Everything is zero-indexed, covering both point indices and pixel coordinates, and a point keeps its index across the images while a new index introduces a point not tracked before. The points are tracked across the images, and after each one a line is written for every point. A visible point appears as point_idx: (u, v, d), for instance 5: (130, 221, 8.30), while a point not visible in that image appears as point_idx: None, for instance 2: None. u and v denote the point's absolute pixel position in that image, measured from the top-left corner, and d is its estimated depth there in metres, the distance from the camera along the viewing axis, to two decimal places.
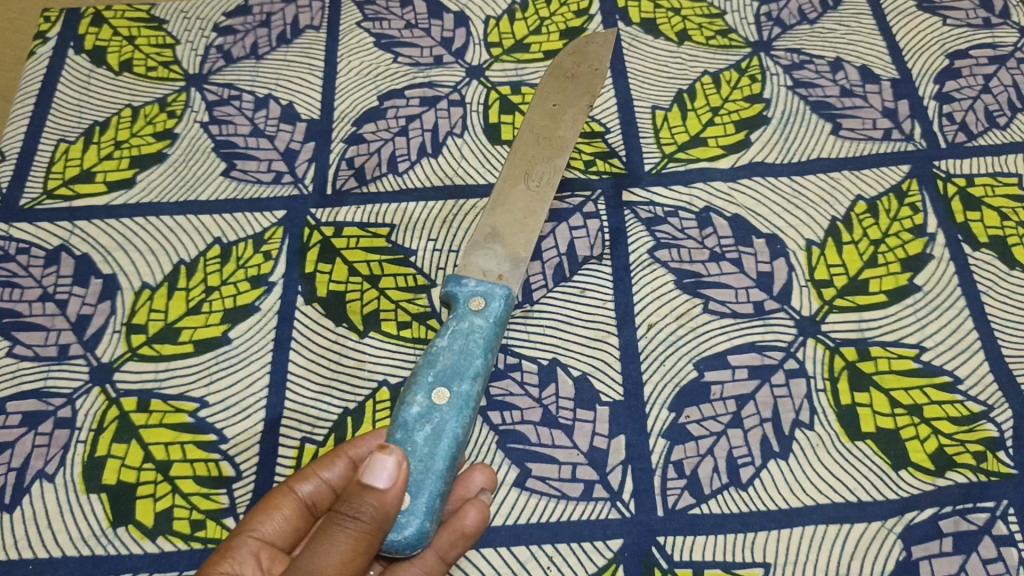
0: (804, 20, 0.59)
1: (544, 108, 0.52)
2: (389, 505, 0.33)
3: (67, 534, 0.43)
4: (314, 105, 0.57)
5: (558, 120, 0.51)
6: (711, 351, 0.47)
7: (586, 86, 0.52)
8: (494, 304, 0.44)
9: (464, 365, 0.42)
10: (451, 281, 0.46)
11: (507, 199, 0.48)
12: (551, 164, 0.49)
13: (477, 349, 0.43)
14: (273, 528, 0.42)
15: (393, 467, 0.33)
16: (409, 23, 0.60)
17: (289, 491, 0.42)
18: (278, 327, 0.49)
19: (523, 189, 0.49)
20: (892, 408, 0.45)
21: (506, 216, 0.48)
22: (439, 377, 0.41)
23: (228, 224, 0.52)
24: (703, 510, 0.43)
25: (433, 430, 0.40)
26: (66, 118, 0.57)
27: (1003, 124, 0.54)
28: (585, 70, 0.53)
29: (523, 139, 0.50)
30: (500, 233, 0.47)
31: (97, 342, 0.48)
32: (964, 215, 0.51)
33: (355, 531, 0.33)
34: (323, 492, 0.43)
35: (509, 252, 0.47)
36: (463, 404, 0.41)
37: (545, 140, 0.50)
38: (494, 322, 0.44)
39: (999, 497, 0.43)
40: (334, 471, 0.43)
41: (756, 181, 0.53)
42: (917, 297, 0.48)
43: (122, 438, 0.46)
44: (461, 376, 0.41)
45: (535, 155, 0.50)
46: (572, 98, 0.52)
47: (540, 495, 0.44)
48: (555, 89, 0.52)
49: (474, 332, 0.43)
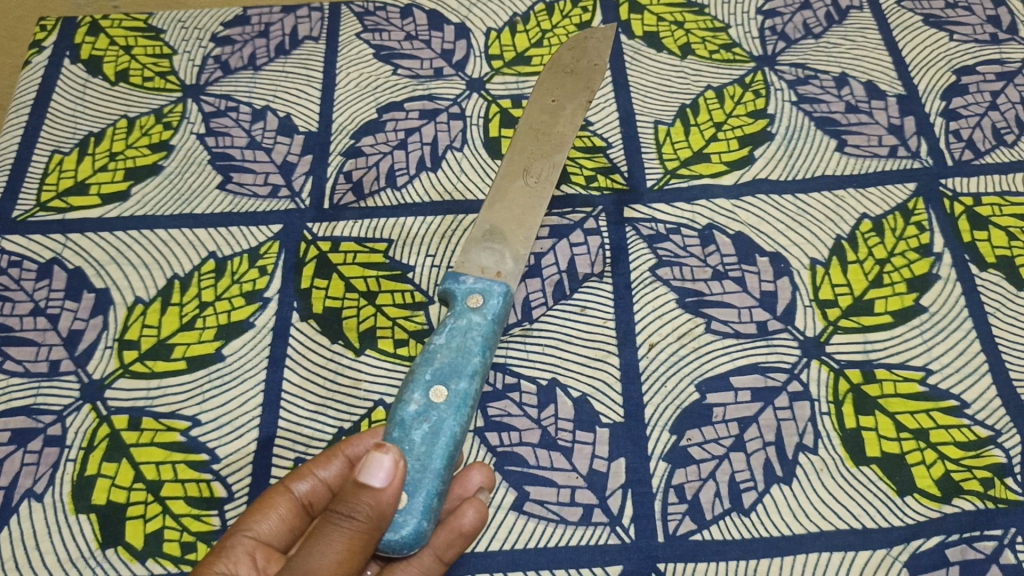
0: (809, 35, 0.59)
1: (542, 103, 0.51)
2: (385, 504, 0.33)
3: (55, 555, 0.43)
4: (312, 117, 0.56)
5: (557, 115, 0.50)
6: (713, 372, 0.46)
7: (586, 82, 0.52)
8: (489, 304, 0.43)
9: (462, 362, 0.41)
10: (449, 279, 0.45)
11: (505, 195, 0.48)
12: (550, 159, 0.49)
13: (474, 347, 0.42)
14: (269, 528, 0.41)
15: (390, 466, 0.32)
16: (409, 34, 0.60)
17: (284, 491, 0.41)
18: (272, 345, 0.48)
19: (522, 185, 0.48)
20: (897, 432, 0.44)
21: (505, 212, 0.47)
22: (437, 374, 0.40)
23: (224, 238, 0.51)
24: (705, 536, 0.42)
25: (431, 428, 0.39)
26: (61, 129, 0.56)
27: (1011, 141, 0.53)
28: (584, 65, 0.52)
29: (520, 135, 0.50)
30: (498, 229, 0.46)
31: (88, 359, 0.47)
32: (971, 234, 0.50)
33: (351, 531, 0.32)
34: (319, 491, 0.42)
35: (507, 249, 0.46)
36: (461, 402, 0.40)
37: (544, 136, 0.50)
38: (491, 318, 0.43)
39: (1007, 525, 0.42)
40: (331, 471, 0.42)
41: (760, 199, 0.52)
42: (923, 319, 0.47)
43: (113, 457, 0.45)
44: (459, 374, 0.41)
45: (534, 151, 0.49)
46: (571, 94, 0.51)
47: (538, 519, 0.43)
48: (554, 85, 0.52)
49: (472, 329, 0.42)
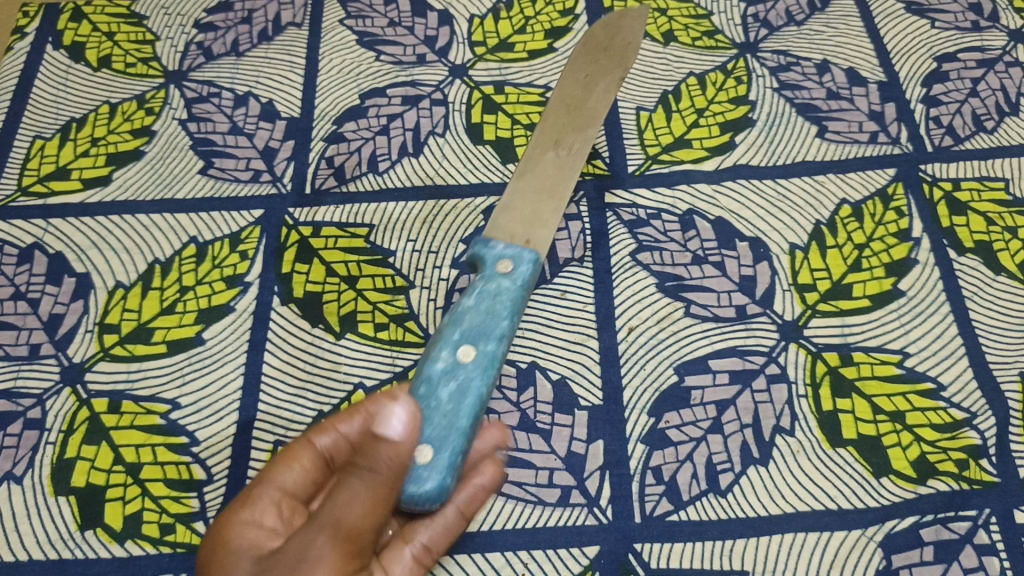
0: (791, 22, 0.59)
1: (575, 78, 0.51)
2: (405, 455, 0.31)
3: (34, 537, 0.43)
4: (294, 103, 0.56)
5: (588, 90, 0.51)
6: (692, 355, 0.47)
7: (618, 60, 0.52)
8: (522, 268, 0.43)
9: (491, 325, 0.41)
10: (479, 242, 0.44)
11: (536, 166, 0.48)
12: (582, 134, 0.49)
13: (502, 310, 0.42)
14: (293, 479, 0.38)
15: (405, 416, 0.30)
16: (392, 21, 0.60)
17: (307, 443, 0.38)
18: (253, 328, 0.48)
19: (553, 158, 0.48)
20: (874, 415, 0.45)
21: (536, 179, 0.47)
22: (466, 335, 0.41)
23: (206, 222, 0.51)
24: (681, 517, 0.43)
25: (458, 386, 0.39)
26: (43, 114, 0.56)
27: (990, 128, 0.54)
28: (618, 43, 0.52)
29: (554, 106, 0.50)
30: (527, 192, 0.47)
31: (68, 342, 0.47)
32: (950, 219, 0.50)
33: (373, 482, 0.31)
34: (343, 446, 0.38)
35: (538, 217, 0.46)
36: (489, 363, 0.40)
37: (577, 110, 0.50)
38: (521, 283, 0.43)
39: (982, 506, 0.42)
40: (353, 426, 0.38)
41: (740, 183, 0.52)
42: (901, 303, 0.48)
43: (92, 440, 0.45)
44: (488, 337, 0.41)
45: (566, 125, 0.49)
46: (604, 72, 0.51)
47: (516, 500, 0.43)
48: (586, 61, 0.52)
49: (501, 294, 0.42)
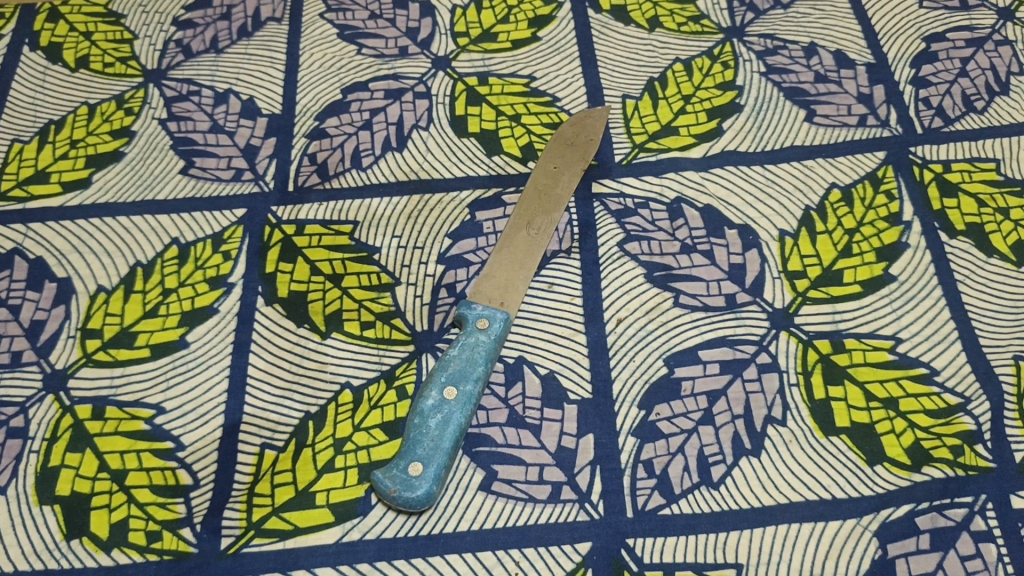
0: (778, 5, 0.58)
1: (546, 167, 0.51)
2: None
3: (20, 547, 0.42)
4: (276, 100, 0.55)
5: (556, 178, 0.50)
6: (682, 346, 0.46)
7: (582, 154, 0.51)
8: (495, 325, 0.45)
9: (470, 369, 0.43)
10: (463, 304, 0.46)
11: (509, 244, 0.48)
12: (550, 216, 0.49)
13: (481, 357, 0.44)
14: None
15: None
16: (373, 13, 0.59)
17: None
18: (237, 330, 0.47)
19: (524, 237, 0.48)
20: (867, 402, 0.44)
21: (523, 241, 0.48)
22: (450, 376, 0.43)
23: (187, 223, 0.51)
24: (673, 510, 0.42)
25: (442, 416, 0.42)
26: (20, 117, 0.55)
27: (980, 108, 0.53)
28: (583, 140, 0.52)
29: (541, 165, 0.51)
30: (510, 252, 0.47)
31: (51, 349, 0.47)
32: (941, 202, 0.50)
33: None
34: None
35: (518, 278, 0.47)
36: (468, 398, 0.43)
37: (544, 195, 0.49)
38: (496, 337, 0.45)
39: (978, 492, 0.42)
40: None
41: (728, 170, 0.51)
42: (892, 288, 0.47)
43: (77, 447, 0.44)
44: (467, 378, 0.43)
45: (536, 207, 0.49)
46: (570, 161, 0.51)
47: (506, 498, 0.43)
48: (553, 151, 0.51)
49: (478, 344, 0.44)
